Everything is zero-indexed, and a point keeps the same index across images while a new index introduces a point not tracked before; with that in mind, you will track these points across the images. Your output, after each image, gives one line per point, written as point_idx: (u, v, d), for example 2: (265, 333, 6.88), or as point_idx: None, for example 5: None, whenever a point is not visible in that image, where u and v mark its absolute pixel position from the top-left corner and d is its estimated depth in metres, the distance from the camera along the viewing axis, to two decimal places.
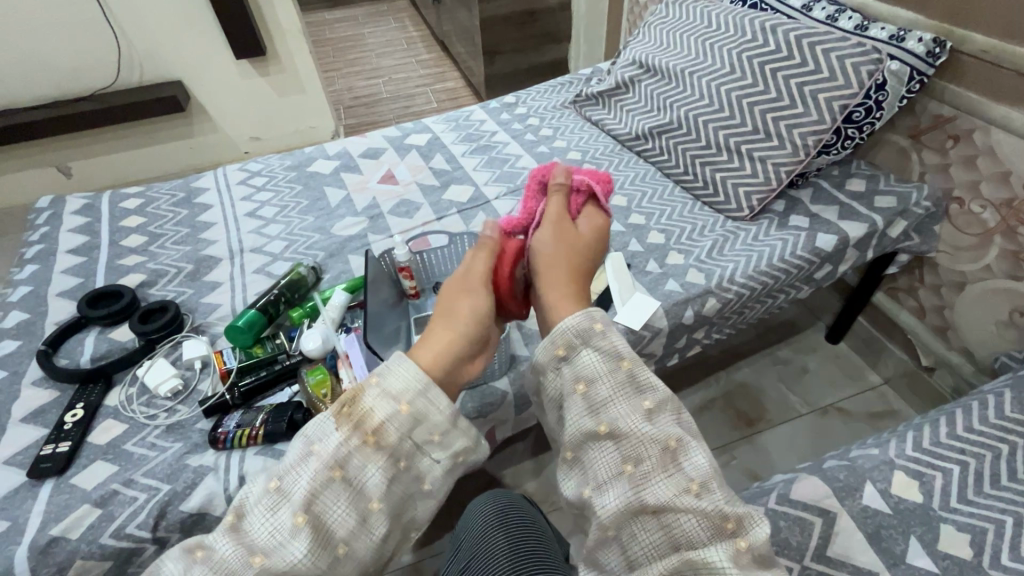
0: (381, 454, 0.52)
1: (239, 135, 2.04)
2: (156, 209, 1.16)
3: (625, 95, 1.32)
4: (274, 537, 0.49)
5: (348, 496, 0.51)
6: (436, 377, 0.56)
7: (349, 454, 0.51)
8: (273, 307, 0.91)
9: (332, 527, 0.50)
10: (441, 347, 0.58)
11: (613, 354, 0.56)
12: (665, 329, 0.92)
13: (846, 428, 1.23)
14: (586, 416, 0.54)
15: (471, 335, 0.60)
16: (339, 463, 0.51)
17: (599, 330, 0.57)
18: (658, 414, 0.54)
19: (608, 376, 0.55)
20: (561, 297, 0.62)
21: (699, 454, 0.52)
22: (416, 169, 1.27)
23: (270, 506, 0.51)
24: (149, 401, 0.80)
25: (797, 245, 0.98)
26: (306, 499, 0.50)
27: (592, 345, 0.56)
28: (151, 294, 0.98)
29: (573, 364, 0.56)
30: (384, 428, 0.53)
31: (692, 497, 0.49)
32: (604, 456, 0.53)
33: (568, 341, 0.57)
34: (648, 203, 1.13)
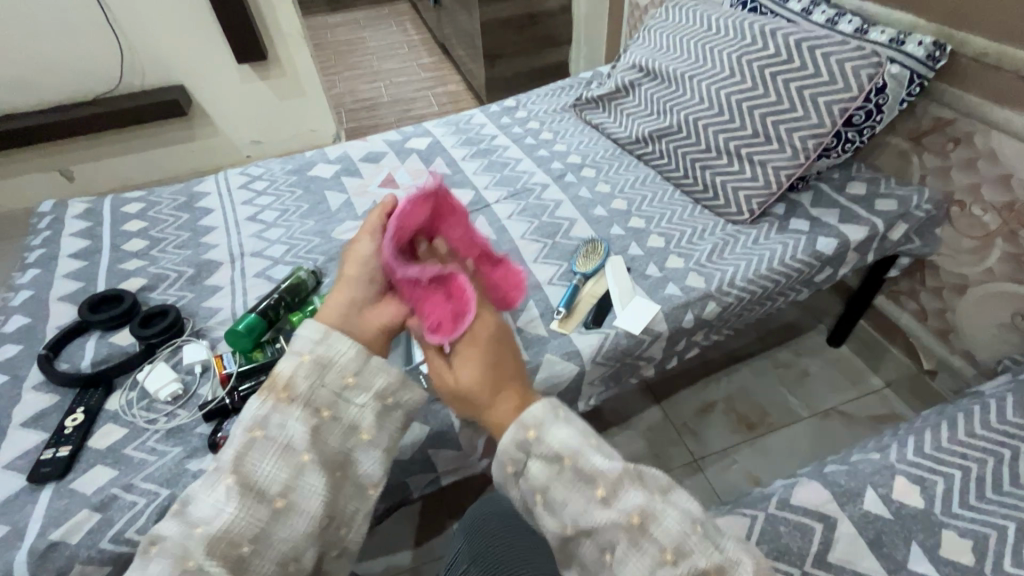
0: (297, 404, 0.57)
1: (241, 140, 2.05)
2: (158, 213, 1.17)
3: (625, 99, 1.32)
4: (214, 504, 0.52)
5: (274, 452, 0.55)
6: (333, 323, 0.65)
7: (268, 413, 0.57)
8: (273, 310, 0.91)
9: (256, 480, 0.54)
10: (338, 302, 0.67)
11: (553, 454, 0.53)
12: (664, 333, 0.91)
13: (848, 431, 1.23)
14: (552, 521, 0.52)
15: (364, 284, 0.68)
16: (258, 424, 0.56)
17: (532, 439, 0.53)
18: (617, 496, 0.51)
19: (556, 480, 0.52)
20: (495, 408, 0.57)
21: (667, 517, 0.51)
22: (417, 172, 1.27)
23: (207, 480, 0.54)
24: (149, 405, 0.80)
25: (798, 249, 0.98)
26: (233, 462, 0.54)
27: (535, 454, 0.54)
28: (152, 298, 0.98)
29: (526, 475, 0.54)
30: (294, 382, 0.58)
31: (669, 568, 0.48)
32: (586, 546, 0.53)
33: (513, 457, 0.54)
34: (648, 207, 1.13)
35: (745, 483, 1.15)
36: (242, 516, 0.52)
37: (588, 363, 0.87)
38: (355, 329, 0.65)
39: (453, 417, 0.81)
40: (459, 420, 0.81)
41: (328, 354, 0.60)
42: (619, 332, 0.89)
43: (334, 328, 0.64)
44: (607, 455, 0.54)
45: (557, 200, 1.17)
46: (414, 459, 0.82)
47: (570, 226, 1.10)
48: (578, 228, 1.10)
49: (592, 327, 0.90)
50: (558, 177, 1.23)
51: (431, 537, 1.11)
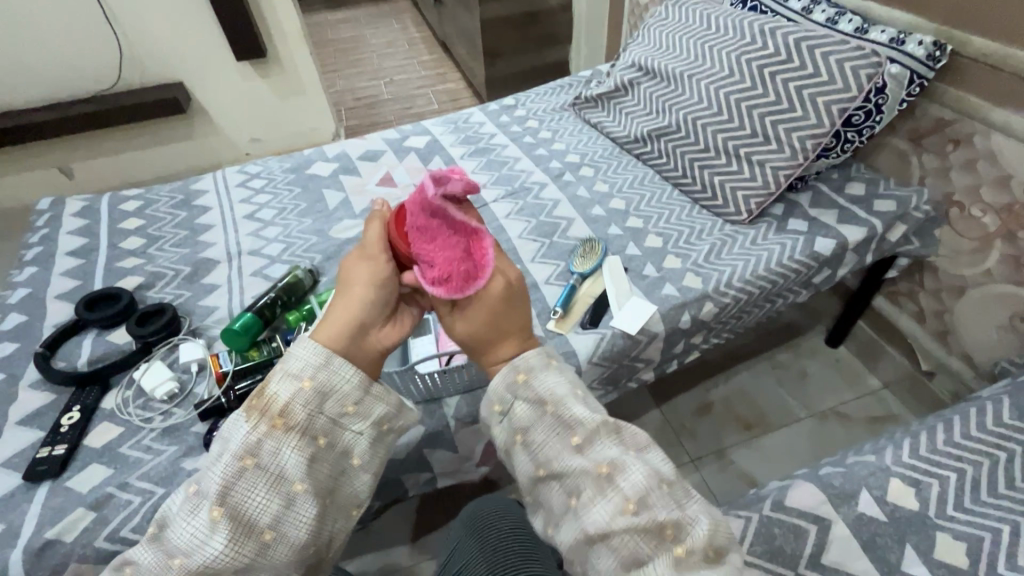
0: (293, 433, 0.55)
1: (241, 137, 2.05)
2: (156, 211, 1.17)
3: (624, 98, 1.31)
4: (198, 534, 0.52)
5: (265, 481, 0.53)
6: (335, 348, 0.59)
7: (260, 441, 0.54)
8: (270, 309, 0.91)
9: (244, 510, 0.53)
10: (338, 318, 0.59)
11: (537, 399, 0.56)
12: (661, 334, 0.91)
13: (845, 432, 1.22)
14: (527, 461, 0.55)
15: (369, 301, 0.60)
16: (249, 451, 0.53)
17: (521, 381, 0.57)
18: (591, 446, 0.53)
19: (538, 424, 0.55)
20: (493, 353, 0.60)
21: (635, 471, 0.51)
22: (415, 171, 1.27)
23: (190, 508, 0.54)
24: (146, 404, 0.80)
25: (796, 250, 0.98)
26: (220, 493, 0.52)
27: (522, 396, 0.57)
28: (149, 297, 0.98)
29: (511, 417, 0.57)
30: (291, 408, 0.55)
31: (628, 517, 0.49)
32: (555, 492, 0.54)
33: (500, 397, 0.57)
34: (646, 206, 1.13)
35: (741, 484, 1.15)
36: (231, 549, 0.52)
37: (585, 363, 0.86)
38: (357, 354, 0.60)
39: (449, 416, 0.81)
40: (455, 419, 0.81)
41: (331, 380, 0.57)
42: (616, 331, 0.89)
43: (337, 357, 0.58)
44: (593, 408, 0.55)
45: (555, 199, 1.17)
46: (410, 458, 0.82)
47: (568, 226, 1.10)
48: (577, 227, 1.10)
49: (589, 326, 0.90)
50: (557, 177, 1.23)
51: (428, 536, 1.11)
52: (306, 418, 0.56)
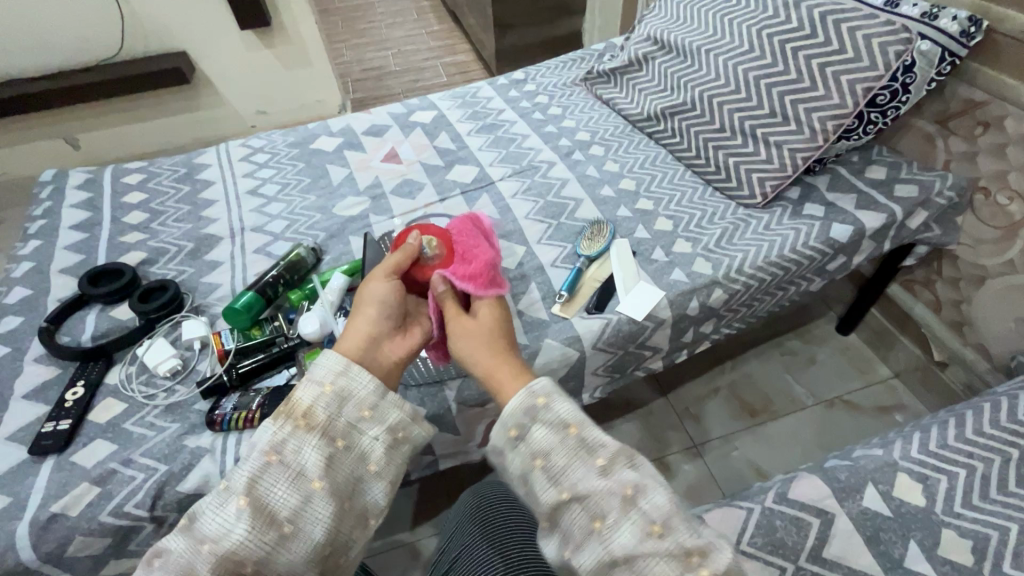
0: (314, 433, 0.57)
1: (246, 109, 2.02)
2: (158, 184, 1.16)
3: (637, 74, 1.26)
4: (223, 522, 0.53)
5: (287, 477, 0.55)
6: (351, 357, 0.63)
7: (284, 439, 0.57)
8: (272, 288, 0.90)
9: (270, 500, 0.54)
10: (354, 330, 0.64)
11: (560, 421, 0.57)
12: (669, 320, 0.89)
13: (853, 420, 1.21)
14: (548, 486, 0.55)
15: (384, 316, 0.66)
16: (274, 449, 0.56)
17: (542, 404, 0.58)
18: (614, 469, 0.55)
19: (562, 446, 0.55)
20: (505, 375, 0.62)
21: (656, 494, 0.53)
22: (420, 147, 1.25)
23: (218, 501, 0.55)
24: (148, 380, 0.81)
25: (810, 236, 0.95)
26: (247, 486, 0.54)
27: (543, 420, 0.57)
28: (152, 272, 0.98)
29: (529, 441, 0.57)
30: (313, 410, 0.58)
31: (654, 540, 0.51)
32: (576, 517, 0.55)
33: (518, 421, 0.57)
34: (656, 187, 1.10)
35: (744, 469, 1.15)
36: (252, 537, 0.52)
37: (589, 349, 0.85)
38: (375, 363, 0.64)
39: (450, 399, 0.80)
40: (456, 402, 0.80)
41: (349, 385, 0.60)
42: (621, 317, 0.87)
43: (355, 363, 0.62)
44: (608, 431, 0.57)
45: (563, 178, 1.14)
46: None
47: (575, 207, 1.08)
48: (584, 208, 1.07)
49: (594, 311, 0.88)
50: (566, 156, 1.20)
51: (430, 513, 1.13)
52: (325, 417, 0.58)
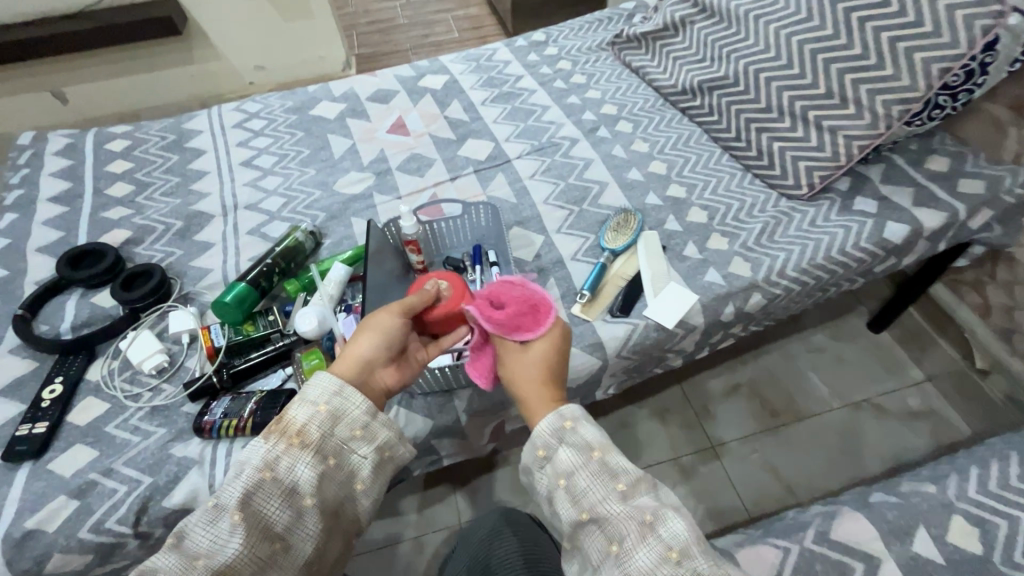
0: (309, 450, 0.54)
1: (245, 65, 1.89)
2: (144, 152, 1.06)
3: (673, 40, 1.13)
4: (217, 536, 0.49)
5: (282, 495, 0.52)
6: (343, 377, 0.59)
7: (279, 455, 0.53)
8: (266, 278, 0.82)
9: (268, 514, 0.51)
10: (355, 348, 0.59)
11: (584, 445, 0.54)
12: (701, 327, 0.80)
13: (881, 425, 1.15)
14: (569, 506, 0.52)
15: (385, 344, 0.60)
16: (269, 465, 0.52)
17: (568, 428, 0.55)
18: (634, 495, 0.51)
19: (584, 468, 0.52)
20: (534, 402, 0.58)
21: (676, 521, 0.48)
22: (430, 117, 1.14)
23: (203, 516, 0.50)
24: (132, 377, 0.74)
25: (861, 236, 0.86)
26: (242, 500, 0.50)
27: (568, 441, 0.55)
28: (138, 253, 0.90)
29: (553, 463, 0.54)
30: (308, 428, 0.54)
31: (671, 566, 0.46)
32: (594, 538, 0.51)
33: (545, 442, 0.55)
34: (689, 171, 1.00)
35: (764, 474, 1.10)
36: (249, 554, 0.49)
37: (613, 357, 0.78)
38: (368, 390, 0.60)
39: (459, 410, 0.73)
40: (466, 412, 0.74)
41: (343, 406, 0.56)
42: (649, 323, 0.78)
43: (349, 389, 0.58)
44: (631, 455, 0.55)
45: (586, 158, 1.04)
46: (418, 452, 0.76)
47: (600, 191, 0.98)
48: (609, 194, 0.98)
49: (620, 314, 0.80)
50: (590, 132, 1.09)
51: (435, 503, 1.09)
52: (316, 433, 0.54)
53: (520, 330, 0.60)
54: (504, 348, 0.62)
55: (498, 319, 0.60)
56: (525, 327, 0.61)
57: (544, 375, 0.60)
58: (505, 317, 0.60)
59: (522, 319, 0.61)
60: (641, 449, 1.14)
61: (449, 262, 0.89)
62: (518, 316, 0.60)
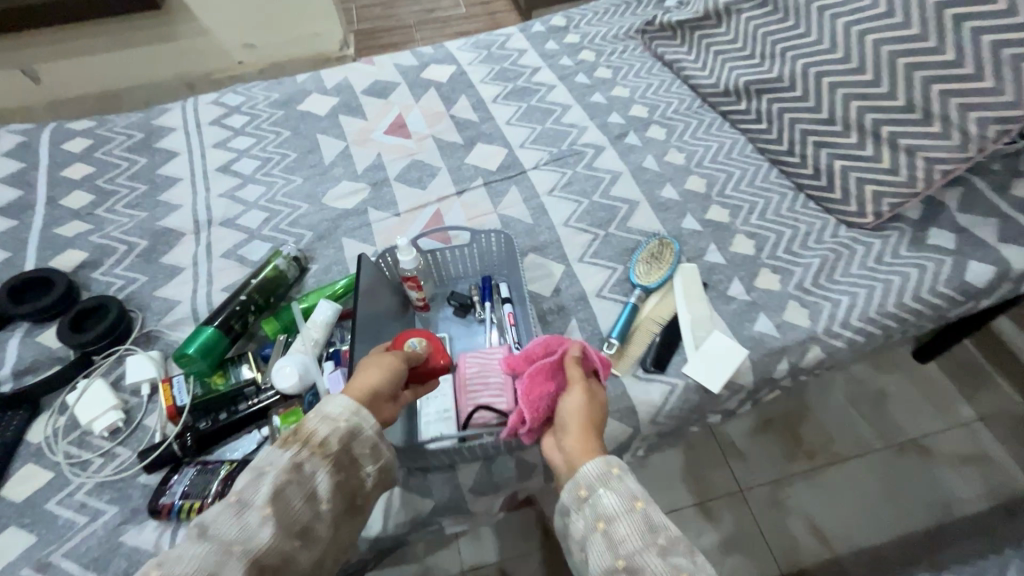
0: (329, 460, 0.49)
1: (232, 43, 1.70)
2: (107, 153, 0.93)
3: (715, 31, 0.97)
4: (245, 525, 0.44)
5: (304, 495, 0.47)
6: (353, 400, 0.52)
7: (302, 458, 0.48)
8: (239, 320, 0.71)
9: (298, 508, 0.47)
10: (369, 369, 0.54)
11: (627, 493, 0.47)
12: (749, 385, 0.68)
13: (927, 469, 1.04)
14: (603, 552, 0.45)
15: (398, 380, 0.56)
16: (293, 467, 0.48)
17: (616, 475, 0.48)
18: (674, 553, 0.44)
19: (626, 515, 0.46)
20: (581, 442, 0.52)
21: None
22: (434, 115, 1.00)
23: (215, 514, 0.44)
24: (80, 440, 0.63)
25: (938, 279, 0.73)
26: (270, 495, 0.46)
27: (611, 486, 0.48)
28: (94, 278, 0.78)
29: (592, 505, 0.48)
30: (329, 438, 0.50)
31: None
32: None
33: (587, 482, 0.49)
34: (732, 191, 0.86)
35: (797, 524, 1.00)
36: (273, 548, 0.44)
37: (646, 421, 0.66)
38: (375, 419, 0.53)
39: (464, 487, 0.62)
40: (471, 490, 0.62)
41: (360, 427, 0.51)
42: (689, 383, 0.67)
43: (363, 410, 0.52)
44: None
45: (613, 171, 0.90)
46: (418, 533, 0.65)
47: (629, 212, 0.85)
48: (640, 216, 0.85)
49: (654, 370, 0.68)
50: (617, 139, 0.95)
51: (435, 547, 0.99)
52: (340, 439, 0.50)
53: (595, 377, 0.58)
54: (579, 380, 0.55)
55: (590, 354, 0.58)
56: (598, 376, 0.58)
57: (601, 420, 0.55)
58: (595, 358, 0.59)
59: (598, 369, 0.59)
60: (663, 489, 1.03)
61: (454, 298, 0.77)
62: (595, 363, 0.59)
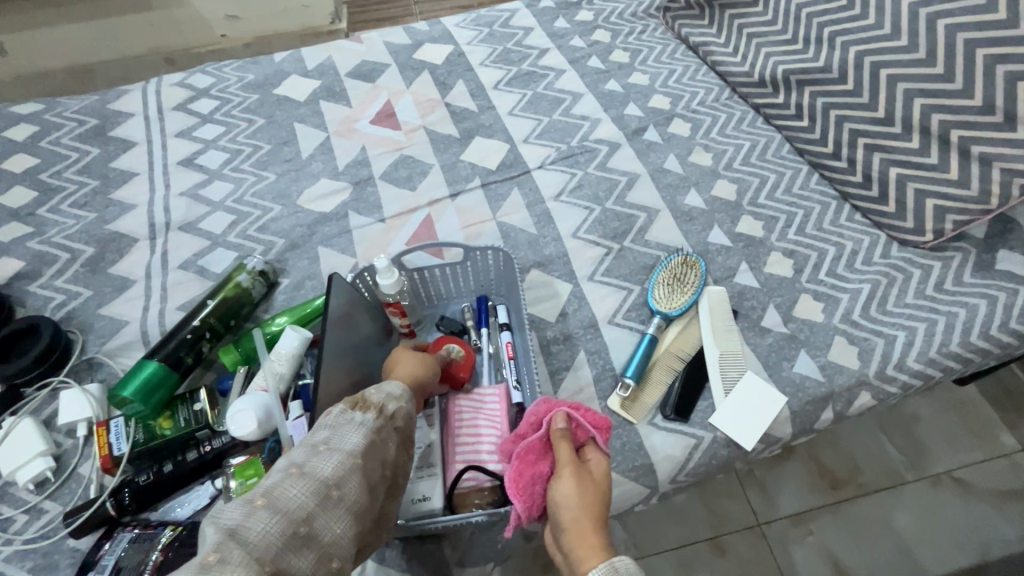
0: (397, 429, 0.45)
1: (212, 13, 1.54)
2: (54, 142, 0.82)
3: (750, 9, 0.84)
4: (342, 465, 0.39)
5: (382, 452, 0.43)
6: (406, 385, 0.50)
7: (380, 419, 0.44)
8: (190, 350, 0.61)
9: (379, 466, 0.42)
10: (417, 362, 0.54)
11: None
12: (783, 436, 0.59)
13: (964, 506, 0.95)
14: None
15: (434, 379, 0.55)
16: (374, 425, 0.43)
17: None
18: None
19: None
20: (578, 543, 0.42)
21: None
22: (427, 102, 0.88)
23: (303, 456, 0.39)
24: (3, 492, 0.54)
25: (1010, 313, 0.62)
26: (359, 447, 0.41)
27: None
28: (32, 293, 0.68)
29: None
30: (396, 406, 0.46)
31: None
32: None
33: None
34: (766, 199, 0.75)
35: (819, 564, 0.91)
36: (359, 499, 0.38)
37: (665, 478, 0.57)
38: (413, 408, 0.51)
39: (450, 556, 0.54)
40: (458, 561, 0.54)
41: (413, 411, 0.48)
42: (717, 435, 0.58)
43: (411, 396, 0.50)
44: None
45: (630, 172, 0.79)
46: None
47: (648, 222, 0.74)
48: (660, 226, 0.74)
49: (674, 418, 0.59)
50: (635, 134, 0.83)
51: None
52: (406, 415, 0.47)
53: (590, 447, 0.50)
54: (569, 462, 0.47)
55: (582, 418, 0.50)
56: (592, 445, 0.49)
57: (603, 507, 0.45)
58: (588, 420, 0.50)
59: (591, 437, 0.50)
60: (674, 520, 0.95)
61: (443, 323, 0.67)
62: (588, 429, 0.50)
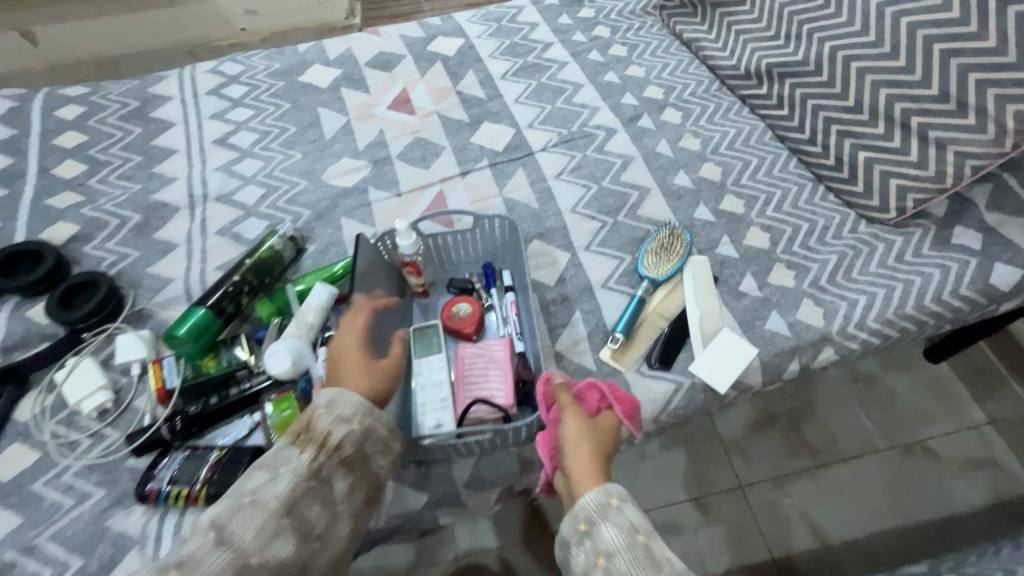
0: (341, 465, 0.50)
1: (233, 7, 1.62)
2: (100, 121, 0.90)
3: (738, 8, 0.91)
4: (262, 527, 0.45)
5: (320, 498, 0.49)
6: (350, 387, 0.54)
7: (318, 464, 0.49)
8: (233, 302, 0.69)
9: (317, 512, 0.48)
10: (354, 357, 0.57)
11: (627, 525, 0.45)
12: (753, 386, 0.67)
13: (933, 473, 1.02)
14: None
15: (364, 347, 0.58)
16: (311, 472, 0.49)
17: (616, 507, 0.46)
18: None
19: (626, 552, 0.43)
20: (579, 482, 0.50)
21: None
22: (440, 91, 0.96)
23: (229, 511, 0.45)
24: (69, 420, 0.62)
25: (961, 282, 0.69)
26: (282, 501, 0.46)
27: (611, 519, 0.46)
28: (87, 253, 0.76)
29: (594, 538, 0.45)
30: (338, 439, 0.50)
31: None
32: None
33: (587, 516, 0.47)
34: (748, 180, 0.82)
35: (794, 523, 0.98)
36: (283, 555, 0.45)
37: (648, 420, 0.64)
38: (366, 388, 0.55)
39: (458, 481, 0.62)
40: (466, 485, 0.62)
41: (375, 425, 0.52)
42: (695, 382, 0.65)
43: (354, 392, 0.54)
44: None
45: (625, 155, 0.86)
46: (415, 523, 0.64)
47: (640, 200, 0.82)
48: (651, 203, 0.81)
49: (658, 366, 0.66)
50: (630, 121, 0.90)
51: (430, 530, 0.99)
52: (354, 441, 0.51)
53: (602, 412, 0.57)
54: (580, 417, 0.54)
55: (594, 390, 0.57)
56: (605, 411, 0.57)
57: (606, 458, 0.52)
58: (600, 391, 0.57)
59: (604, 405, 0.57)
60: (662, 480, 1.03)
61: (454, 285, 0.74)
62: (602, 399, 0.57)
